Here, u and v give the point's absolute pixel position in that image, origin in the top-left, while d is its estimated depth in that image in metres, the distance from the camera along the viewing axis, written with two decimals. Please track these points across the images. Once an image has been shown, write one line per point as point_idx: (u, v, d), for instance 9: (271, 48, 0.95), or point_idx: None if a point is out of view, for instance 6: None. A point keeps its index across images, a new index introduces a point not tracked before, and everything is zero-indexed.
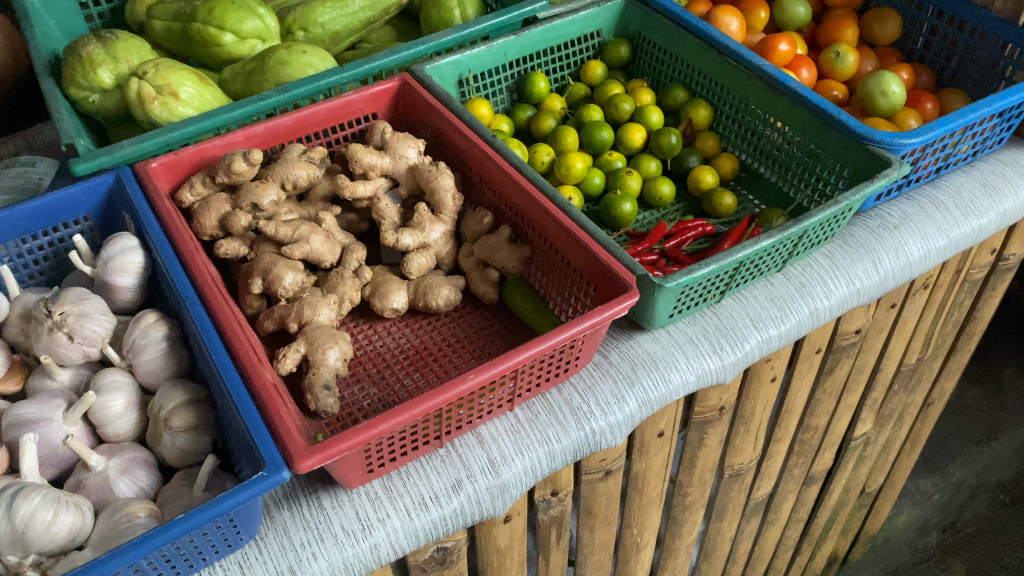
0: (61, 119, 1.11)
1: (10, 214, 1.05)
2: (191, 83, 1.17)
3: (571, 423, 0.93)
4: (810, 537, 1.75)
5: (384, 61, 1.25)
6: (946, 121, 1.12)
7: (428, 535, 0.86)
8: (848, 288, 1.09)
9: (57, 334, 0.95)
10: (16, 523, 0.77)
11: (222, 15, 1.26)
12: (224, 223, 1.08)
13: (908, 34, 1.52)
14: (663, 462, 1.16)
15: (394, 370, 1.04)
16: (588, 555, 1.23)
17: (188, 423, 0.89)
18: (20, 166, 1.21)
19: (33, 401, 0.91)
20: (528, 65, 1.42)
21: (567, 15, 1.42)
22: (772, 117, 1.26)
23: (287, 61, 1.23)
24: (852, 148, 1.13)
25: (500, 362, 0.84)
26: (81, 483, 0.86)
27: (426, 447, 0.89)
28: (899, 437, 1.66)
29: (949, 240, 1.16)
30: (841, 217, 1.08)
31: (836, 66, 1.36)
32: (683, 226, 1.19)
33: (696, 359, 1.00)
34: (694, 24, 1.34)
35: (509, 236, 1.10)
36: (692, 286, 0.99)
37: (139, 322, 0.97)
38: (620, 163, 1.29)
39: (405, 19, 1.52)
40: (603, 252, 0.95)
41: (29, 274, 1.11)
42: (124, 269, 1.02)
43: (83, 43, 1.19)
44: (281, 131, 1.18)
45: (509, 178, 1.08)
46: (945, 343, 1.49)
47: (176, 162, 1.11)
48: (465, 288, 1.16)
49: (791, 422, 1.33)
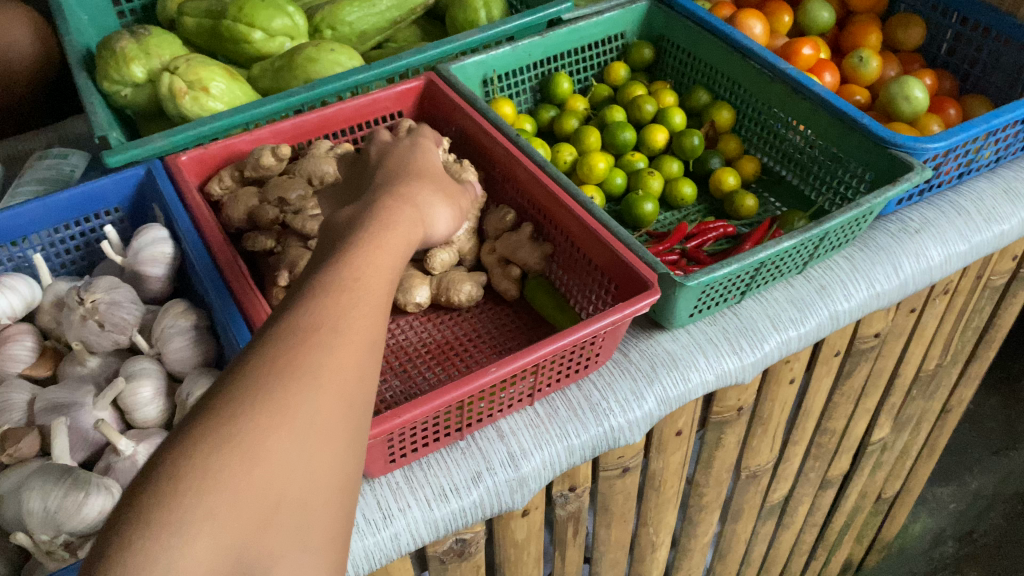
0: (95, 113, 1.13)
1: (44, 204, 1.07)
2: (222, 78, 1.19)
3: (591, 420, 0.94)
4: (825, 542, 1.75)
5: (410, 60, 1.27)
6: (969, 126, 1.12)
7: (448, 526, 0.87)
8: (868, 291, 1.09)
9: (89, 322, 0.97)
10: (50, 503, 0.79)
11: (252, 13, 1.28)
12: (253, 214, 1.11)
13: (932, 40, 1.52)
14: (681, 461, 1.17)
15: (416, 363, 1.05)
16: (603, 552, 1.24)
17: None
18: (53, 158, 1.24)
19: (64, 387, 0.94)
20: (552, 66, 1.44)
21: (592, 16, 1.43)
22: (795, 120, 1.26)
23: (315, 58, 1.25)
24: (874, 151, 1.13)
25: (523, 355, 0.85)
26: (111, 466, 0.88)
27: (447, 438, 0.91)
28: (917, 444, 1.65)
29: (971, 245, 1.16)
30: (862, 221, 1.09)
31: (859, 70, 1.36)
32: (705, 227, 1.20)
33: (716, 359, 1.01)
34: (718, 27, 1.35)
35: (532, 234, 1.12)
36: (713, 286, 1.00)
37: (167, 311, 0.99)
38: (642, 164, 1.30)
39: (430, 19, 1.53)
40: (625, 250, 0.96)
41: (61, 263, 1.14)
42: (154, 259, 1.04)
43: (117, 39, 1.22)
44: (308, 128, 1.20)
45: (532, 176, 1.09)
46: (965, 349, 1.48)
47: (205, 156, 1.13)
48: (487, 284, 1.17)
49: (809, 424, 1.33)
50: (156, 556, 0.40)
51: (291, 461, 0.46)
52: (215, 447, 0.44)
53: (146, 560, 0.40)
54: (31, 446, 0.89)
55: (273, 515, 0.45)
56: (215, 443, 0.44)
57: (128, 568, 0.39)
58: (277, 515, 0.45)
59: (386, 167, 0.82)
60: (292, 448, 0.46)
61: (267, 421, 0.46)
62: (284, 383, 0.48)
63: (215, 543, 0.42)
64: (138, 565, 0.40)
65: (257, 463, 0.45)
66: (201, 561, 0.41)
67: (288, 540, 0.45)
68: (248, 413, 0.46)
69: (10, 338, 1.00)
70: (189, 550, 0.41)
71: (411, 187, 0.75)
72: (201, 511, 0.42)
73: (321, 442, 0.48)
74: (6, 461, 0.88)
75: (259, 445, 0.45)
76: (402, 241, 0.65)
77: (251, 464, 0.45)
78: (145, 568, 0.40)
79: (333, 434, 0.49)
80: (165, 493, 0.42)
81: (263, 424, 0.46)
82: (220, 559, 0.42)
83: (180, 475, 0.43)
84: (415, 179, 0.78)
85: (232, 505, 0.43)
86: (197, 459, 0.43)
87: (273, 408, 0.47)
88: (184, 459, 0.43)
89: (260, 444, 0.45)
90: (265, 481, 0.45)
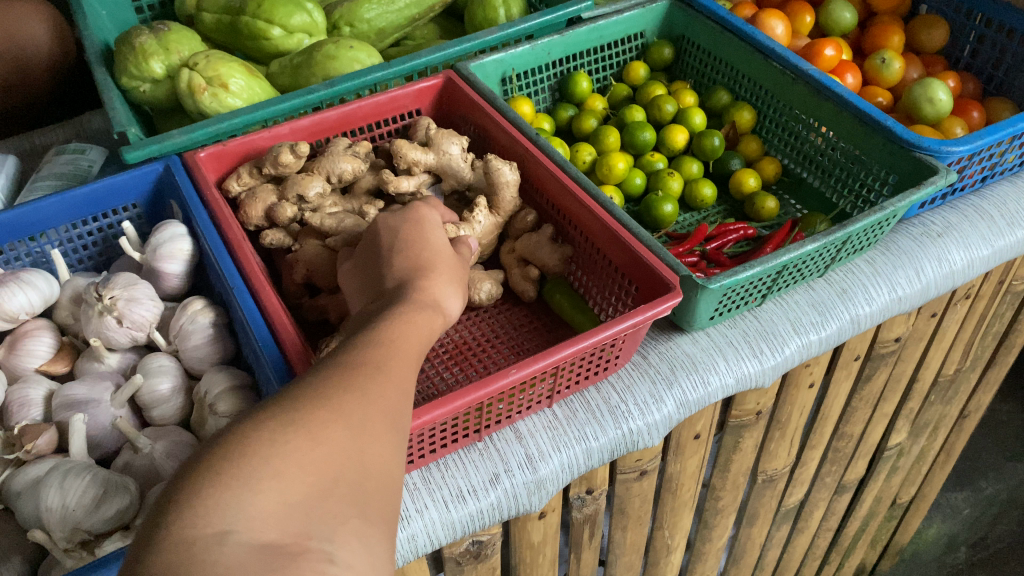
0: (114, 109, 1.12)
1: (63, 199, 1.07)
2: (241, 75, 1.18)
3: (609, 422, 0.93)
4: (839, 546, 1.74)
5: (429, 58, 1.26)
6: (995, 129, 1.11)
7: (466, 528, 0.86)
8: (890, 295, 1.08)
9: (107, 318, 0.97)
10: (69, 501, 0.79)
11: (271, 9, 1.28)
12: (270, 214, 1.10)
13: (955, 42, 1.51)
14: (698, 464, 1.16)
15: (434, 364, 1.05)
16: (619, 555, 1.23)
17: (232, 408, 0.90)
18: (71, 152, 1.24)
19: (82, 382, 0.94)
20: (571, 65, 1.43)
21: (612, 15, 1.42)
22: (817, 122, 1.25)
23: (335, 56, 1.24)
24: (898, 155, 1.12)
25: (543, 358, 0.85)
26: (128, 464, 0.88)
27: (465, 439, 0.90)
28: (933, 448, 1.63)
29: (994, 249, 1.15)
30: (885, 224, 1.08)
31: (882, 72, 1.35)
32: (724, 229, 1.20)
33: (736, 362, 1.00)
34: (739, 27, 1.34)
35: (552, 235, 1.11)
36: (735, 288, 0.98)
37: (187, 308, 0.99)
38: (662, 164, 1.29)
39: (448, 17, 1.53)
40: (647, 252, 0.95)
41: (78, 259, 1.14)
42: (172, 256, 1.04)
43: (136, 34, 1.21)
44: (327, 126, 1.19)
45: (552, 177, 1.08)
46: (984, 354, 1.47)
47: (223, 153, 1.13)
48: (505, 284, 1.17)
49: (826, 429, 1.32)
50: (227, 503, 0.43)
51: (350, 448, 0.50)
52: (282, 428, 0.48)
53: (217, 507, 0.43)
54: (49, 442, 0.89)
55: (334, 488, 0.47)
56: (280, 424, 0.48)
57: (200, 511, 0.43)
58: (339, 488, 0.47)
59: (397, 253, 0.79)
60: (347, 436, 0.50)
61: (325, 415, 0.50)
62: (340, 396, 0.53)
63: (283, 497, 0.45)
64: (209, 507, 0.43)
65: (320, 443, 0.48)
66: (269, 512, 0.44)
67: (350, 508, 0.47)
68: (310, 409, 0.50)
69: (28, 333, 1.00)
70: (258, 500, 0.44)
71: (430, 281, 0.74)
72: (267, 472, 0.45)
73: (370, 440, 0.51)
74: (24, 457, 0.88)
75: (319, 430, 0.49)
76: (432, 298, 0.72)
77: (314, 443, 0.48)
78: (215, 509, 0.43)
79: (378, 425, 0.53)
80: (235, 458, 0.46)
81: (321, 415, 0.50)
82: (286, 513, 0.44)
83: (249, 441, 0.47)
84: (428, 269, 0.76)
85: (296, 471, 0.46)
86: (264, 433, 0.47)
87: (330, 407, 0.51)
88: (247, 433, 0.48)
89: (322, 430, 0.49)
90: (327, 460, 0.48)
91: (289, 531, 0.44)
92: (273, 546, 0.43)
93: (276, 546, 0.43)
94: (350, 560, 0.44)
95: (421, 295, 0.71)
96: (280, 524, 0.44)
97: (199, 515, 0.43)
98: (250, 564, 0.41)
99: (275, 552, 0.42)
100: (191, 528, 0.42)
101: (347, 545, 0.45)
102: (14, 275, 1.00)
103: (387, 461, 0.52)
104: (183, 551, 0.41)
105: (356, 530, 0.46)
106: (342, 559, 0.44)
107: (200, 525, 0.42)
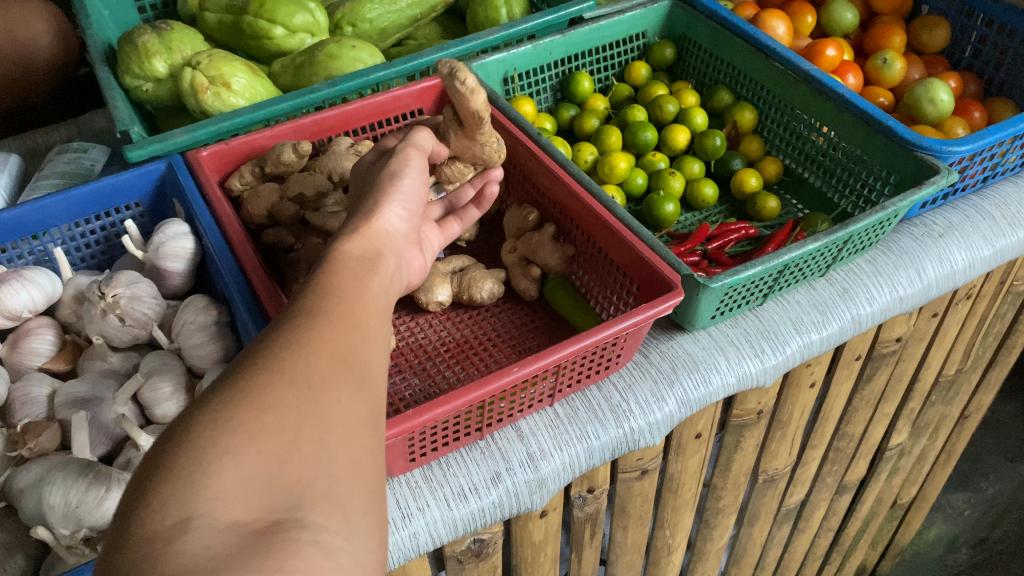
0: (116, 107, 1.12)
1: (65, 198, 1.07)
2: (243, 74, 1.19)
3: (611, 421, 0.93)
4: (840, 547, 1.74)
5: (430, 58, 1.26)
6: (996, 129, 1.11)
7: (467, 526, 0.86)
8: (891, 295, 1.08)
9: (110, 316, 0.97)
10: (72, 498, 0.79)
11: (273, 9, 1.28)
12: (272, 211, 1.11)
13: (956, 43, 1.51)
14: (699, 464, 1.16)
15: (435, 362, 1.05)
16: (619, 555, 1.24)
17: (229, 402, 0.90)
18: (73, 152, 1.24)
19: (85, 381, 0.94)
20: (572, 65, 1.43)
21: (614, 15, 1.42)
22: (818, 121, 1.25)
23: (337, 55, 1.25)
24: (899, 154, 1.12)
25: (545, 356, 0.85)
26: (129, 461, 0.88)
27: (467, 438, 0.90)
28: (934, 449, 1.64)
29: (994, 249, 1.15)
30: (886, 224, 1.08)
31: (883, 72, 1.35)
32: (726, 229, 1.20)
33: (737, 361, 1.00)
34: (741, 27, 1.34)
35: (554, 234, 1.11)
36: (736, 287, 0.98)
37: (189, 307, 0.99)
38: (663, 164, 1.30)
39: (450, 17, 1.53)
40: (648, 251, 0.95)
41: (81, 258, 1.14)
42: (175, 254, 1.04)
43: (139, 33, 1.21)
44: (328, 125, 1.19)
45: (554, 176, 1.08)
46: (985, 354, 1.47)
47: (226, 151, 1.13)
48: (506, 283, 1.17)
49: (827, 429, 1.32)
50: (181, 493, 0.40)
51: (300, 404, 0.45)
52: (230, 404, 0.44)
53: (173, 498, 0.40)
54: (51, 439, 0.89)
55: (293, 448, 0.43)
56: (227, 402, 0.44)
57: (158, 506, 0.39)
58: (298, 448, 0.43)
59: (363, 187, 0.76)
60: (294, 395, 0.45)
61: (267, 380, 0.46)
62: (282, 354, 0.48)
63: (243, 473, 0.41)
64: (166, 500, 0.40)
65: (265, 410, 0.44)
66: (230, 491, 0.40)
67: (314, 468, 0.43)
68: (250, 377, 0.46)
69: (30, 331, 1.00)
70: (215, 484, 0.40)
71: (379, 215, 0.69)
72: (219, 452, 0.41)
73: (323, 392, 0.47)
74: (26, 454, 0.88)
75: (265, 397, 0.45)
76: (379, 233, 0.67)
77: (259, 410, 0.44)
78: (173, 500, 0.39)
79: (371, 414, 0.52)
80: (179, 454, 0.41)
81: (266, 382, 0.46)
82: (247, 489, 0.41)
83: (194, 426, 0.43)
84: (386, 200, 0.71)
85: (246, 444, 0.42)
86: (207, 418, 0.43)
87: (273, 371, 0.47)
88: (192, 419, 0.44)
89: (264, 395, 0.45)
90: (279, 423, 0.44)
91: (254, 507, 0.40)
92: (242, 525, 0.39)
93: (244, 523, 0.39)
94: (323, 523, 0.41)
95: (372, 228, 0.67)
96: (244, 500, 0.40)
97: (155, 511, 0.39)
98: (218, 548, 0.38)
99: (244, 531, 0.39)
100: (151, 523, 0.39)
101: (319, 509, 0.41)
102: (16, 273, 1.00)
103: (350, 410, 0.47)
104: (145, 551, 0.38)
105: (327, 493, 0.42)
106: (315, 524, 0.40)
107: (160, 519, 0.39)
